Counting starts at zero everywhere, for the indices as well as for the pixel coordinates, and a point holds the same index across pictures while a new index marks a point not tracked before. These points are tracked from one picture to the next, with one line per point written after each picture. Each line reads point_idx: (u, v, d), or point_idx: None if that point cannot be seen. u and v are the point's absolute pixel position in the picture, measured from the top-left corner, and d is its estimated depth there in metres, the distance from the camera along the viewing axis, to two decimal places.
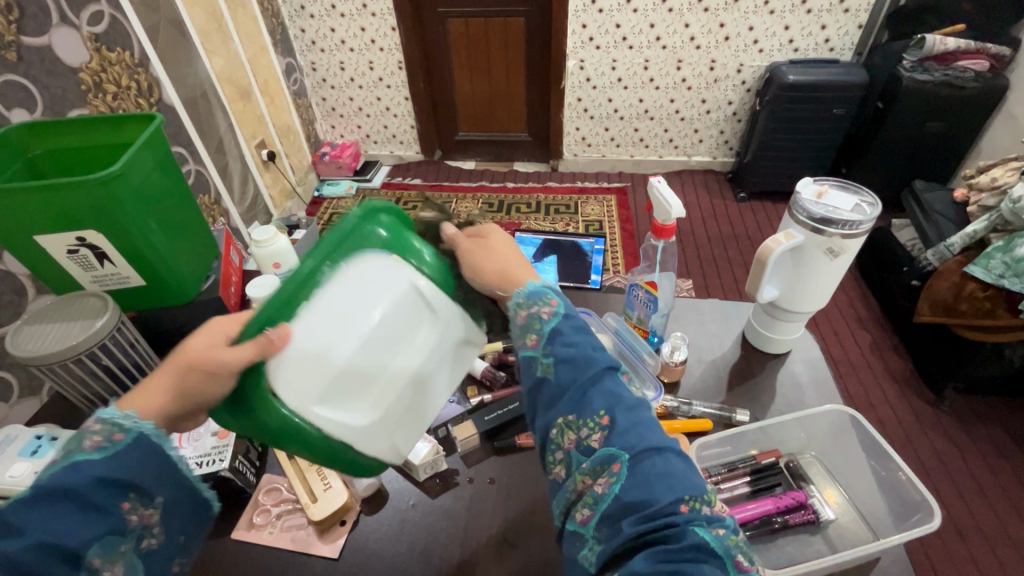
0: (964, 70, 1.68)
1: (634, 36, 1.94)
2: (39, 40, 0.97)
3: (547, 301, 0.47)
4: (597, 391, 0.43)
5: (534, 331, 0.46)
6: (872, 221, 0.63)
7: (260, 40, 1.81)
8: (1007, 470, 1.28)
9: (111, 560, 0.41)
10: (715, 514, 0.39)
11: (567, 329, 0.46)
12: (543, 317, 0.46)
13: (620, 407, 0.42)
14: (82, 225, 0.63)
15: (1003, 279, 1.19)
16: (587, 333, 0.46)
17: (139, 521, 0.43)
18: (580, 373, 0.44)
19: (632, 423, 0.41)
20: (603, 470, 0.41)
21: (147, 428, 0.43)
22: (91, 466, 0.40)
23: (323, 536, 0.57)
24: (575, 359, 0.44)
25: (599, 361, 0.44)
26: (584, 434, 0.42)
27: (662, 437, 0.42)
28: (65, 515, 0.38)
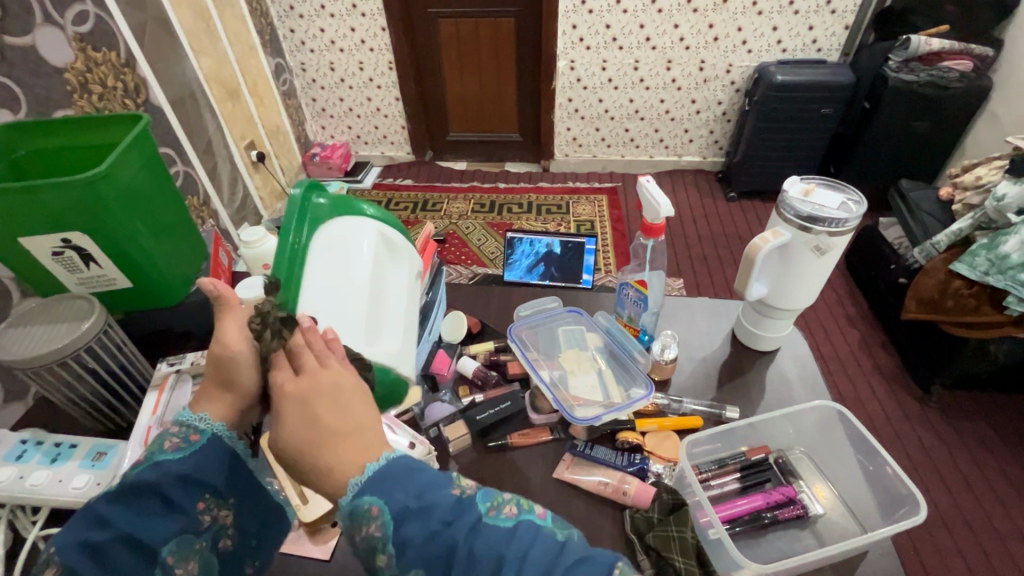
0: (948, 71, 1.71)
1: (624, 37, 1.95)
2: (23, 40, 0.96)
3: (369, 512, 0.36)
4: (476, 561, 0.35)
5: (380, 552, 0.36)
6: (858, 219, 0.64)
7: (249, 40, 1.79)
8: (993, 464, 1.30)
9: (184, 558, 0.45)
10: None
11: (409, 523, 0.36)
12: (374, 533, 0.36)
13: (504, 563, 0.34)
14: (67, 227, 0.62)
15: (988, 276, 1.21)
16: (430, 504, 0.37)
17: (212, 519, 0.47)
18: (449, 561, 0.35)
19: (523, 572, 0.34)
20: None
21: (218, 429, 0.48)
22: (173, 465, 0.45)
23: (312, 537, 0.56)
24: (434, 552, 0.35)
25: (458, 527, 0.36)
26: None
27: (556, 551, 0.36)
28: (148, 511, 0.44)
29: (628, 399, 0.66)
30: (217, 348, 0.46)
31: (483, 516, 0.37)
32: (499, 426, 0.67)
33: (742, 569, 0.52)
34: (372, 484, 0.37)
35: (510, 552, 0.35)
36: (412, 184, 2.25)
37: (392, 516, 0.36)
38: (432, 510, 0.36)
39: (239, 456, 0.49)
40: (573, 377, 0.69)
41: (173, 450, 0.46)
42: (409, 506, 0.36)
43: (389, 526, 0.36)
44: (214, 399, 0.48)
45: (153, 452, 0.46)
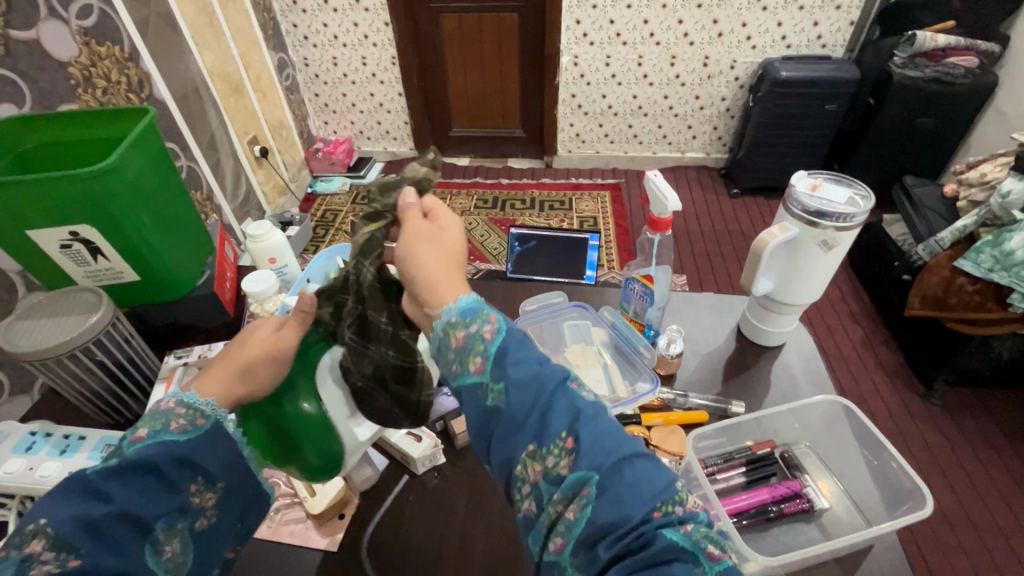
0: (954, 67, 1.70)
1: (628, 32, 1.94)
2: (28, 34, 0.96)
3: (487, 318, 0.39)
4: (555, 406, 0.36)
5: (478, 355, 0.38)
6: (865, 214, 0.64)
7: (252, 35, 1.79)
8: (995, 460, 1.31)
9: (171, 536, 0.42)
10: (689, 512, 0.34)
11: (515, 344, 0.38)
12: (485, 336, 0.38)
13: (581, 421, 0.35)
14: (73, 219, 0.63)
15: (992, 273, 1.21)
16: (533, 345, 0.39)
17: (199, 502, 0.44)
18: (535, 394, 0.36)
19: (597, 438, 0.34)
20: (572, 500, 0.34)
21: (223, 415, 0.45)
22: (170, 446, 0.42)
23: (321, 528, 0.58)
24: (526, 378, 0.36)
25: (551, 373, 0.37)
26: (550, 463, 0.35)
27: (626, 441, 0.36)
28: (148, 483, 0.40)
29: (633, 393, 0.67)
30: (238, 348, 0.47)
31: (570, 381, 0.38)
32: None
33: (746, 563, 0.52)
34: (493, 306, 0.41)
35: (590, 413, 0.36)
36: None
37: (505, 331, 0.39)
38: (534, 347, 0.39)
39: (237, 444, 0.46)
40: (578, 372, 0.69)
41: (176, 431, 0.43)
42: (521, 332, 0.39)
43: (498, 335, 0.38)
44: (219, 382, 0.46)
45: (154, 431, 0.42)
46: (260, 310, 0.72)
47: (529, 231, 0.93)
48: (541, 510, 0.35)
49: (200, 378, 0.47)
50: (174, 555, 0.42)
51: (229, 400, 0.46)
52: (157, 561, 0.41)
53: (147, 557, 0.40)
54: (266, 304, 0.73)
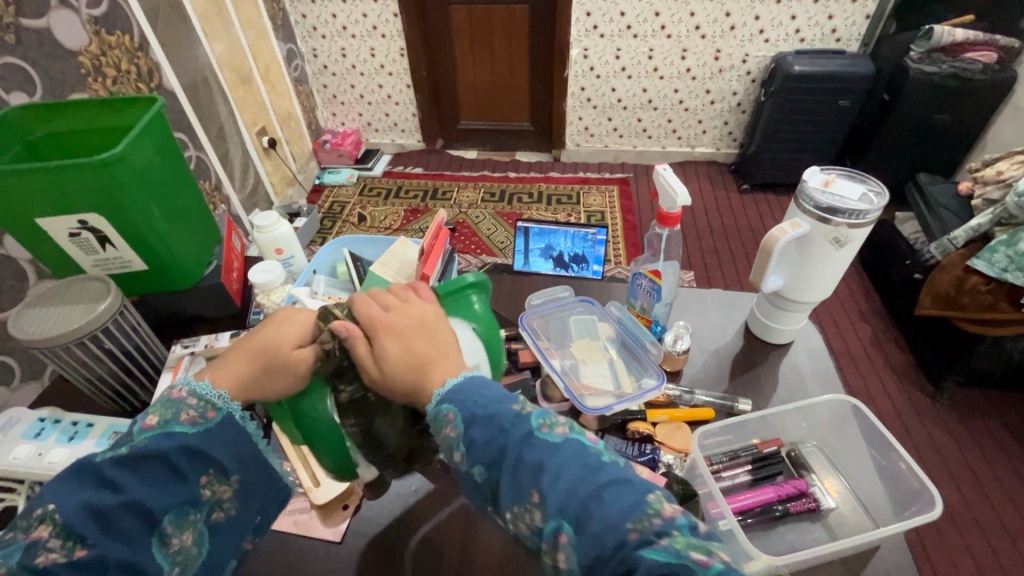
0: (972, 62, 1.67)
1: (639, 25, 1.92)
2: (38, 23, 0.96)
3: (448, 417, 0.40)
4: (521, 467, 0.37)
5: (453, 451, 0.40)
6: (878, 211, 0.63)
7: (261, 26, 1.79)
8: (1004, 462, 1.29)
9: (182, 528, 0.42)
10: (667, 522, 0.34)
11: (474, 425, 0.39)
12: (450, 434, 0.40)
13: (545, 472, 0.36)
14: (84, 208, 0.63)
15: (1006, 273, 1.19)
16: (493, 413, 0.39)
17: (212, 494, 0.44)
18: (502, 465, 0.38)
19: (558, 486, 0.35)
20: (558, 546, 0.35)
21: (234, 409, 0.45)
22: (183, 437, 0.42)
23: (326, 521, 0.58)
24: (490, 454, 0.38)
25: (513, 435, 0.38)
26: (528, 521, 0.36)
27: (594, 472, 0.36)
28: (156, 476, 0.41)
29: (640, 389, 0.66)
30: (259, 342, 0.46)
31: (536, 431, 0.39)
32: None
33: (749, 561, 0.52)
34: (449, 393, 0.41)
35: (550, 462, 0.37)
36: (422, 172, 2.25)
37: (462, 416, 0.40)
38: (493, 417, 0.39)
39: (253, 440, 0.47)
40: (584, 367, 0.69)
41: (188, 423, 0.43)
42: (477, 409, 0.40)
43: (460, 430, 0.40)
44: (234, 376, 0.46)
45: (165, 421, 0.43)
46: (267, 300, 0.72)
47: (542, 225, 0.90)
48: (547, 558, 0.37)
49: (215, 369, 0.47)
50: (184, 549, 0.42)
51: (242, 393, 0.46)
52: (163, 554, 0.41)
53: (155, 549, 0.40)
54: (272, 294, 0.72)
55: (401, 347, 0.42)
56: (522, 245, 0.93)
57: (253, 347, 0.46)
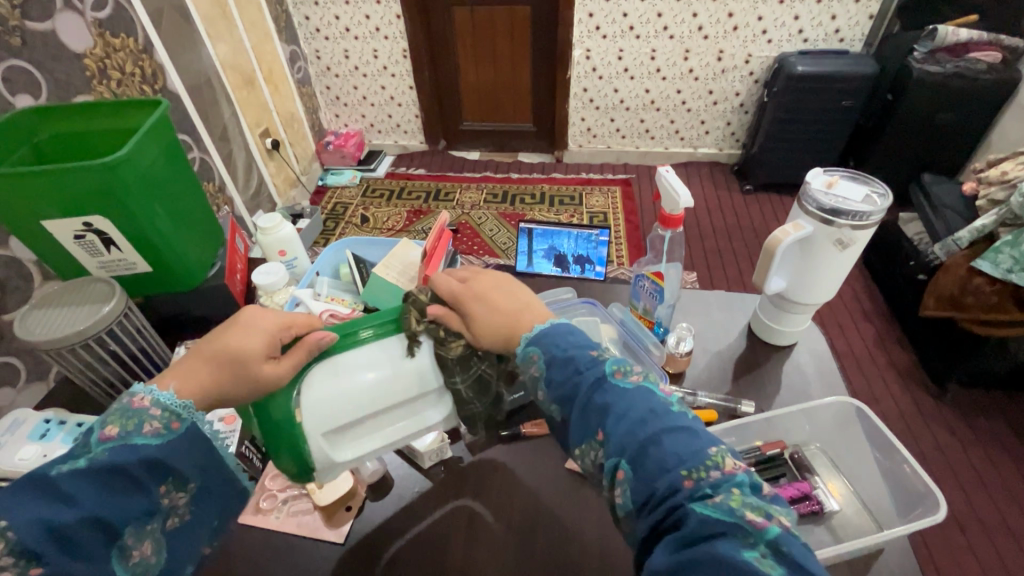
0: (975, 62, 1.66)
1: (641, 26, 1.92)
2: (44, 25, 0.96)
3: (532, 358, 0.46)
4: (591, 406, 0.41)
5: (538, 387, 0.46)
6: (882, 213, 0.63)
7: (264, 28, 1.79)
8: (1009, 463, 1.29)
9: (141, 539, 0.43)
10: (725, 476, 0.35)
11: (555, 366, 0.44)
12: (534, 373, 0.45)
13: (610, 415, 0.40)
14: (91, 211, 0.63)
15: (1011, 274, 1.19)
16: (571, 357, 0.44)
17: (170, 502, 0.45)
18: (576, 403, 0.42)
19: (622, 427, 0.39)
20: (615, 481, 0.39)
21: (199, 419, 0.46)
22: (147, 448, 0.43)
23: (328, 522, 0.58)
24: (565, 392, 0.43)
25: (587, 377, 0.43)
26: (594, 456, 0.41)
27: (655, 421, 0.39)
28: (117, 488, 0.41)
29: None
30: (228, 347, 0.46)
31: (610, 375, 0.42)
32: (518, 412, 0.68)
33: None
34: (537, 338, 0.46)
35: (619, 406, 0.40)
36: (425, 173, 2.25)
37: (546, 358, 0.45)
38: (570, 360, 0.44)
39: (214, 449, 0.48)
40: None
41: (151, 433, 0.44)
42: (558, 353, 0.44)
43: (542, 369, 0.45)
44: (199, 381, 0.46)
45: (126, 431, 0.43)
46: (270, 303, 0.72)
47: (544, 226, 0.91)
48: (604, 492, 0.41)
49: (176, 373, 0.47)
50: (144, 559, 0.43)
51: (205, 402, 0.47)
52: (125, 566, 0.42)
53: (116, 561, 0.41)
54: (275, 296, 0.73)
55: (489, 312, 0.48)
56: (524, 246, 0.93)
57: (217, 354, 0.46)
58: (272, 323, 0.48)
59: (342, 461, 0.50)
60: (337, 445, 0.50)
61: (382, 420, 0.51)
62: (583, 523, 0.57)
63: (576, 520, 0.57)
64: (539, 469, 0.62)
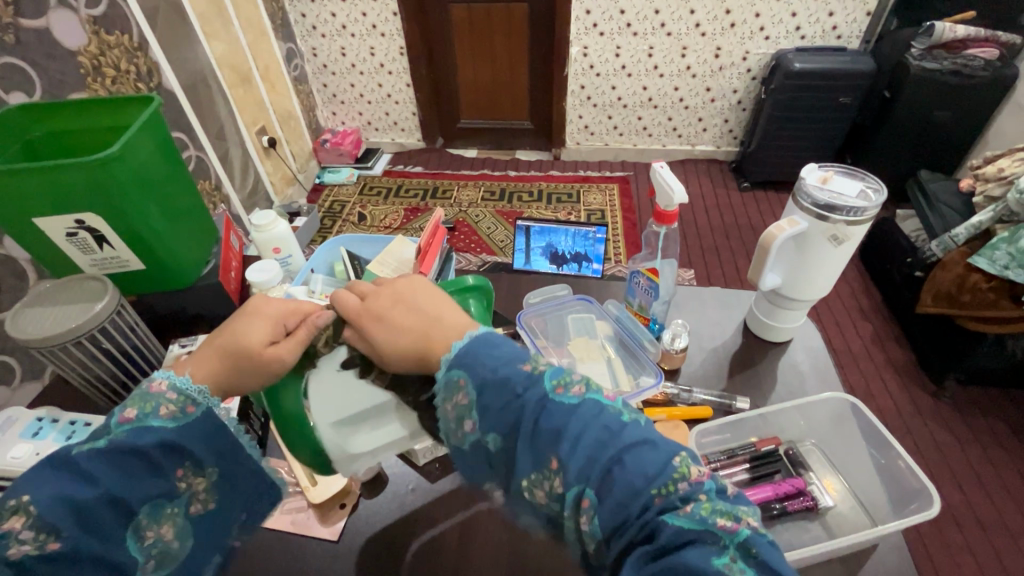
0: (973, 59, 1.66)
1: (639, 23, 1.92)
2: (37, 23, 0.96)
3: (459, 384, 0.41)
4: (539, 433, 0.38)
5: (469, 417, 0.41)
6: (877, 208, 0.63)
7: (260, 25, 1.79)
8: (1005, 460, 1.29)
9: (158, 521, 0.43)
10: (692, 485, 0.35)
11: (488, 391, 0.40)
12: (461, 402, 0.41)
13: (564, 438, 0.37)
14: (82, 208, 0.63)
15: (1007, 271, 1.19)
16: (505, 378, 0.40)
17: (189, 487, 0.44)
18: (519, 430, 0.38)
19: (577, 451, 0.36)
20: (580, 510, 0.36)
21: (214, 403, 0.46)
22: (161, 431, 0.43)
23: (323, 519, 0.58)
24: (507, 419, 0.39)
25: (529, 401, 0.39)
26: (547, 487, 0.37)
27: (615, 436, 0.37)
28: (133, 470, 0.41)
29: (637, 387, 0.66)
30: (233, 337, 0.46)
31: (552, 394, 0.39)
32: None
33: None
34: (459, 359, 0.41)
35: (570, 428, 0.37)
36: (422, 171, 2.25)
37: (474, 384, 0.40)
38: (505, 384, 0.40)
39: (233, 435, 0.47)
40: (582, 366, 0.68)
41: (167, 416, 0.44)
42: (490, 376, 0.40)
43: (471, 396, 0.40)
44: (212, 369, 0.46)
45: (144, 413, 0.43)
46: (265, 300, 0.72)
47: (542, 224, 0.91)
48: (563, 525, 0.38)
49: (194, 360, 0.47)
50: (162, 543, 0.43)
51: (221, 390, 0.46)
52: (140, 546, 0.41)
53: (130, 541, 0.41)
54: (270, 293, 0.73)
55: (385, 332, 0.44)
56: (522, 244, 0.93)
57: (224, 344, 0.46)
58: (278, 310, 0.48)
59: (356, 454, 0.48)
60: (351, 438, 0.47)
61: (383, 413, 0.47)
62: None
63: None
64: None
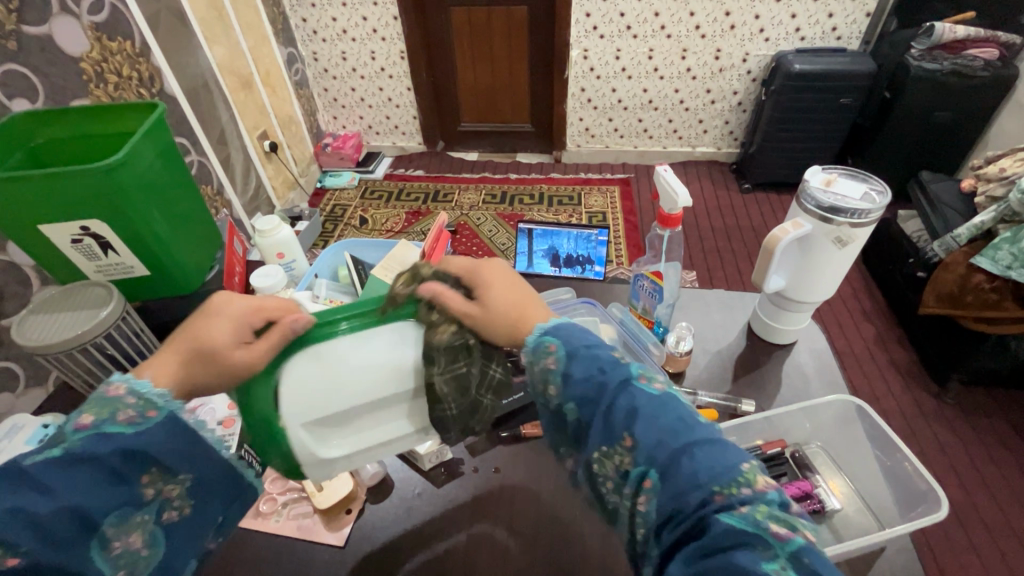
0: (973, 59, 1.66)
1: (639, 25, 1.92)
2: (40, 30, 0.96)
3: (549, 349, 0.44)
4: (615, 409, 0.40)
5: (551, 380, 0.43)
6: (881, 211, 0.63)
7: (261, 30, 1.79)
8: (1010, 460, 1.29)
9: (126, 531, 0.41)
10: (757, 492, 0.35)
11: (577, 362, 0.42)
12: (549, 366, 0.43)
13: (638, 418, 0.38)
14: (88, 215, 0.63)
15: (1011, 271, 1.18)
16: (595, 355, 0.43)
17: (157, 493, 0.43)
18: (597, 403, 0.40)
19: (650, 433, 0.38)
20: (640, 491, 0.37)
21: (176, 407, 0.44)
22: (122, 437, 0.41)
23: (328, 525, 0.58)
24: (588, 390, 0.41)
25: (612, 377, 0.41)
26: (617, 462, 0.39)
27: (686, 430, 0.38)
28: (94, 478, 0.39)
29: None
30: (197, 342, 0.45)
31: (634, 379, 0.41)
32: (515, 415, 0.67)
33: None
34: (554, 331, 0.45)
35: (647, 411, 0.39)
36: (423, 175, 2.25)
37: (565, 352, 0.43)
38: (596, 358, 0.42)
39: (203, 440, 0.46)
40: None
41: (124, 422, 0.42)
42: (580, 350, 0.43)
43: (561, 362, 0.43)
44: (175, 373, 0.45)
45: (100, 420, 0.41)
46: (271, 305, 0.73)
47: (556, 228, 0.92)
48: (620, 505, 0.40)
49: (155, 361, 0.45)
50: (130, 552, 0.41)
51: (185, 391, 0.45)
52: (107, 559, 0.40)
53: (96, 553, 0.39)
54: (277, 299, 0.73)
55: (501, 292, 0.47)
56: (531, 246, 0.93)
57: (189, 345, 0.45)
58: (245, 309, 0.45)
59: (329, 458, 0.48)
60: (324, 440, 0.47)
61: (366, 416, 0.48)
62: (585, 526, 0.56)
63: (577, 522, 0.57)
64: (538, 470, 0.62)
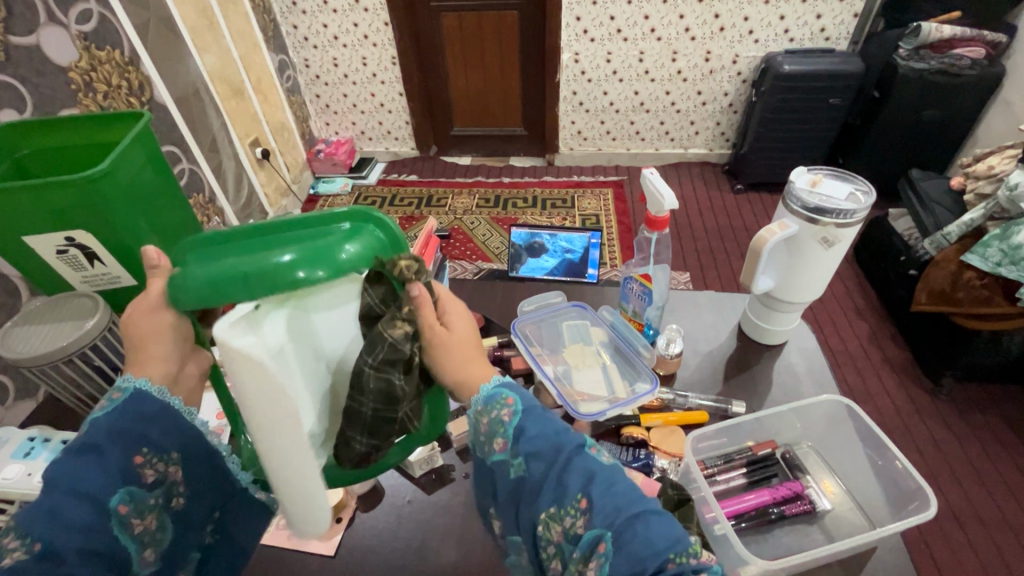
0: (960, 58, 1.68)
1: (628, 28, 1.93)
2: (27, 40, 0.95)
3: (504, 401, 0.44)
4: (570, 470, 0.40)
5: (500, 435, 0.43)
6: (866, 210, 0.63)
7: (252, 38, 1.79)
8: (1004, 456, 1.29)
9: (144, 513, 0.41)
10: (703, 564, 0.36)
11: (531, 418, 0.42)
12: (503, 419, 0.43)
13: (594, 482, 0.39)
14: (73, 225, 0.62)
15: (1000, 267, 1.18)
16: (549, 416, 0.43)
17: (156, 473, 0.42)
18: (552, 461, 0.40)
19: (608, 496, 0.38)
20: (591, 557, 0.37)
21: (141, 384, 0.42)
22: (99, 421, 0.40)
23: (318, 533, 0.57)
24: (543, 448, 0.41)
25: (567, 441, 0.41)
26: (567, 524, 0.38)
27: (640, 498, 0.39)
28: (84, 465, 0.39)
29: (632, 394, 0.66)
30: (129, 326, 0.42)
31: (587, 446, 0.42)
32: None
33: (746, 566, 0.51)
34: (511, 385, 0.45)
35: (601, 473, 0.39)
36: (417, 180, 2.25)
37: (522, 408, 0.43)
38: (549, 417, 0.43)
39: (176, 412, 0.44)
40: (577, 373, 0.69)
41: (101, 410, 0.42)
42: (537, 408, 0.43)
43: (515, 415, 0.43)
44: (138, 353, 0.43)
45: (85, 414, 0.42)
46: None
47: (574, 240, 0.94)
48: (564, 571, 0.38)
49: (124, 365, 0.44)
50: (151, 531, 0.42)
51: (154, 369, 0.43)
52: (130, 536, 0.40)
53: (116, 532, 0.39)
54: None
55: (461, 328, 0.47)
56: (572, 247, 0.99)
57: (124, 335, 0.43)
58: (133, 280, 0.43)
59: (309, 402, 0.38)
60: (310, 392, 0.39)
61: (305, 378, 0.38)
62: None
63: None
64: None
